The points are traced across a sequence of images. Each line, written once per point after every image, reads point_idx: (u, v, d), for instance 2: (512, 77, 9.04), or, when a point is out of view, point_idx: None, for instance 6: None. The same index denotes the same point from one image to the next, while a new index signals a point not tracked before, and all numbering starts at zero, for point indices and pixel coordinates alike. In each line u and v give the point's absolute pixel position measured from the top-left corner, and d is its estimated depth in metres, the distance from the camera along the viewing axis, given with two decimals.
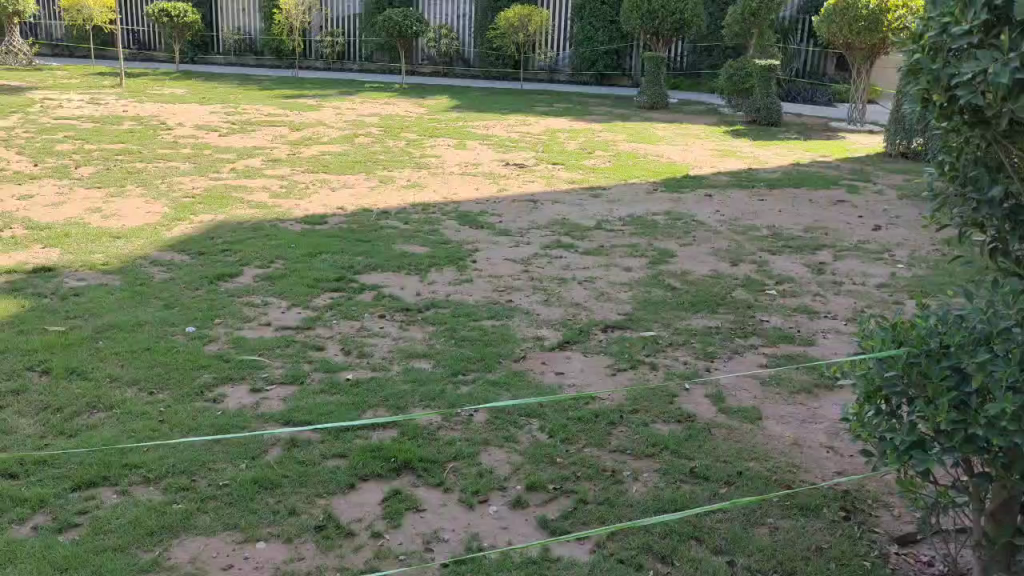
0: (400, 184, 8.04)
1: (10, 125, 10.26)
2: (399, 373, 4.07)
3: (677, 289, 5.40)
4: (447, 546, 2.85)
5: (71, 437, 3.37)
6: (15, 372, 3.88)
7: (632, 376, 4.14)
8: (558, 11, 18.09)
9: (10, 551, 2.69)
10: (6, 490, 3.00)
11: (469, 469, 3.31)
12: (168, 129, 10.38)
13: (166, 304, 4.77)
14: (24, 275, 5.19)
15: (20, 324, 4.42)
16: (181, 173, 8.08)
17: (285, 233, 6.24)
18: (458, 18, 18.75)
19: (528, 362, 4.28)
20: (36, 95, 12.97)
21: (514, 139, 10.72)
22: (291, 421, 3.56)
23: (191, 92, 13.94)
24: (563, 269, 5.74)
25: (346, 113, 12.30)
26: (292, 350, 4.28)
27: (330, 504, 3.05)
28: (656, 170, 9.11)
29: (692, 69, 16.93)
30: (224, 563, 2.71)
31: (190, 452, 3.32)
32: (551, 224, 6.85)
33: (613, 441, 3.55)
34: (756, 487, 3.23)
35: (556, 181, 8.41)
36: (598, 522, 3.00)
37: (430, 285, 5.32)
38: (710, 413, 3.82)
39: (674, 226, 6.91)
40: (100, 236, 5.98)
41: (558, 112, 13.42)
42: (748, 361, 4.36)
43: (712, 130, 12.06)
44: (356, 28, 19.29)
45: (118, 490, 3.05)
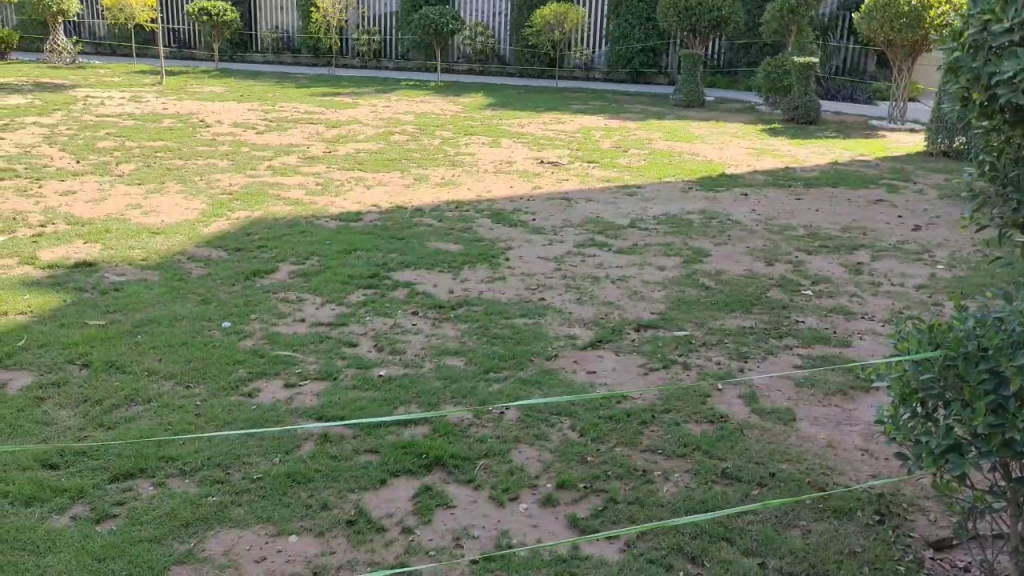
0: (434, 182, 8.07)
1: (54, 123, 10.46)
2: (431, 370, 4.10)
3: (712, 289, 5.36)
4: (477, 543, 2.86)
5: (110, 429, 3.43)
6: (57, 366, 3.95)
7: (665, 376, 4.12)
8: (594, 9, 18.05)
9: (50, 540, 2.75)
10: (46, 480, 3.06)
11: (501, 467, 3.32)
12: (206, 126, 10.51)
13: (203, 299, 4.84)
14: (66, 270, 5.29)
15: (62, 318, 4.51)
16: (219, 171, 8.18)
17: (321, 230, 6.31)
18: (494, 16, 18.78)
19: (561, 361, 4.28)
20: (79, 93, 13.21)
21: (549, 137, 10.70)
22: (325, 416, 3.60)
23: (230, 91, 14.11)
24: (596, 268, 5.72)
25: (382, 111, 12.37)
26: (326, 346, 4.31)
27: (361, 499, 3.07)
28: (691, 169, 9.05)
29: (730, 67, 16.80)
30: (257, 556, 2.74)
31: (225, 445, 3.37)
32: (585, 222, 6.84)
33: (645, 441, 3.54)
34: (791, 489, 3.20)
35: (591, 180, 8.40)
36: (628, 521, 2.99)
37: (464, 282, 5.34)
38: (743, 413, 3.80)
39: (709, 225, 6.86)
40: (140, 232, 6.08)
41: (592, 110, 13.37)
42: (782, 362, 4.33)
43: (749, 128, 11.95)
44: (393, 26, 19.39)
45: (155, 482, 3.10)
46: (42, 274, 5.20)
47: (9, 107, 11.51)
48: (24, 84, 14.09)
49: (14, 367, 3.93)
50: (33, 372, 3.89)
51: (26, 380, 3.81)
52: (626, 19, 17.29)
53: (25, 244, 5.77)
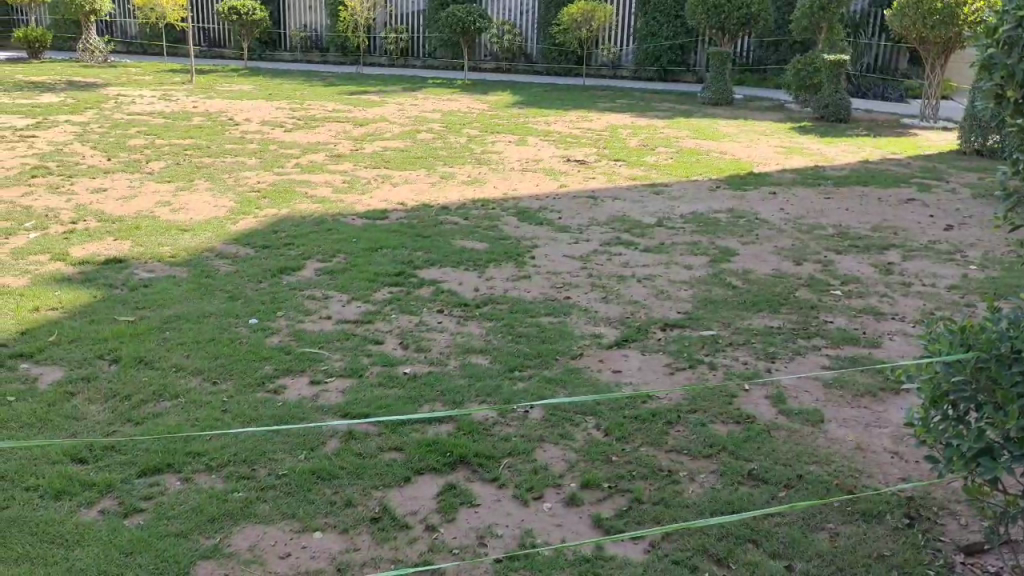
0: (461, 180, 8.07)
1: (86, 121, 10.59)
2: (456, 369, 4.09)
3: (738, 288, 5.32)
4: (501, 542, 2.85)
5: (138, 425, 3.46)
6: (87, 361, 4.00)
7: (690, 376, 4.10)
8: (622, 6, 17.99)
9: (78, 534, 2.78)
10: (75, 474, 3.10)
11: (525, 465, 3.31)
12: (236, 125, 10.60)
13: (230, 296, 4.87)
14: (96, 266, 5.34)
15: (92, 314, 4.55)
16: (247, 168, 8.24)
17: (347, 228, 6.33)
18: (522, 14, 18.76)
19: (586, 360, 4.26)
20: (111, 92, 13.38)
21: (576, 135, 10.67)
22: (350, 414, 3.61)
23: (259, 89, 14.21)
24: (622, 267, 5.69)
25: (408, 110, 12.40)
26: (352, 343, 4.33)
27: (386, 497, 3.08)
28: (719, 168, 8.98)
29: (759, 66, 16.66)
30: (282, 552, 2.76)
31: (251, 442, 3.38)
32: (612, 221, 6.81)
33: (670, 441, 3.51)
34: (819, 492, 3.16)
35: (617, 178, 8.37)
36: (654, 521, 2.97)
37: (489, 281, 5.34)
38: (770, 414, 3.76)
39: (736, 224, 6.80)
40: (170, 229, 6.14)
41: (620, 108, 13.32)
42: (810, 362, 4.28)
43: (778, 126, 11.84)
44: (420, 25, 19.43)
45: (182, 477, 3.13)
46: (73, 271, 5.26)
47: (43, 105, 11.66)
48: (57, 83, 14.27)
49: (45, 363, 3.98)
50: (64, 367, 3.94)
51: (57, 376, 3.86)
52: (654, 17, 17.20)
53: (57, 240, 5.84)
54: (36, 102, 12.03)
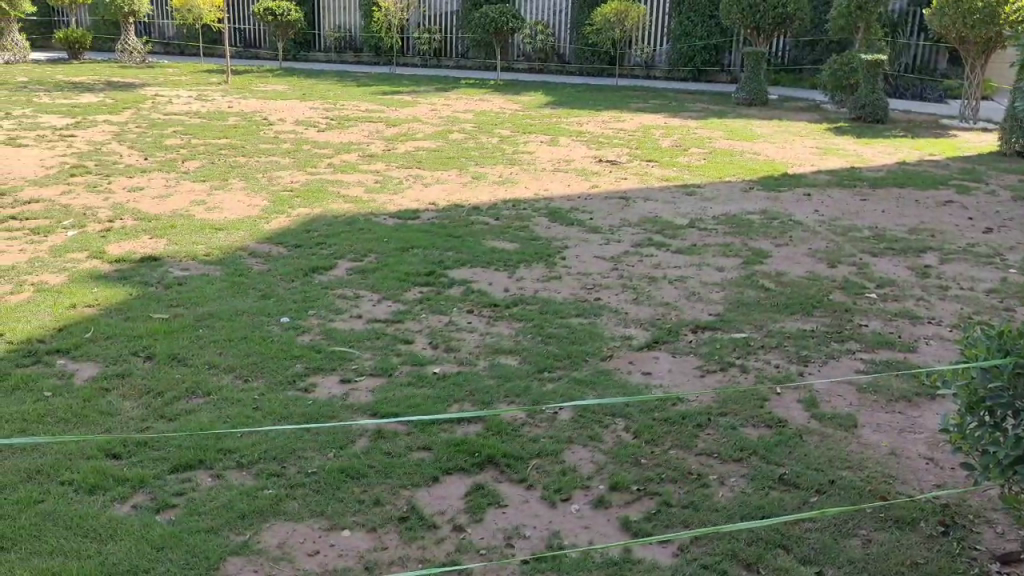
0: (493, 180, 8.07)
1: (124, 120, 10.74)
2: (486, 369, 4.09)
3: (771, 290, 5.27)
4: (529, 543, 2.85)
5: (171, 421, 3.50)
6: (122, 357, 4.06)
7: (721, 379, 4.06)
8: (656, 6, 17.90)
9: (111, 528, 2.82)
10: (109, 469, 3.14)
11: (553, 467, 3.30)
12: (270, 125, 10.68)
13: (263, 295, 4.92)
14: (132, 264, 5.42)
15: (128, 312, 4.62)
16: (281, 168, 8.32)
17: (378, 227, 6.37)
18: (555, 14, 18.74)
19: (615, 361, 4.24)
20: (149, 92, 13.55)
21: (609, 135, 10.64)
22: (379, 413, 3.63)
23: (293, 89, 14.32)
24: (652, 268, 5.67)
25: (441, 110, 12.43)
26: (382, 342, 4.35)
27: (414, 496, 3.09)
28: (753, 168, 8.90)
29: (794, 65, 16.50)
30: (310, 549, 2.77)
31: (281, 439, 3.41)
32: (643, 221, 6.78)
33: (700, 444, 3.49)
34: (851, 497, 3.12)
35: (650, 178, 8.32)
36: (684, 525, 2.95)
37: (519, 281, 5.33)
38: (802, 418, 3.71)
39: (770, 225, 6.74)
40: (204, 228, 6.21)
41: (653, 108, 13.24)
42: (843, 367, 4.22)
43: (814, 127, 11.71)
44: (454, 25, 19.47)
45: (213, 473, 3.17)
46: (109, 268, 5.34)
47: (83, 105, 11.86)
48: (97, 83, 14.51)
49: (82, 359, 4.04)
50: (100, 364, 4.00)
51: (93, 372, 3.92)
52: (688, 17, 17.10)
53: (94, 238, 5.93)
54: (76, 101, 12.23)
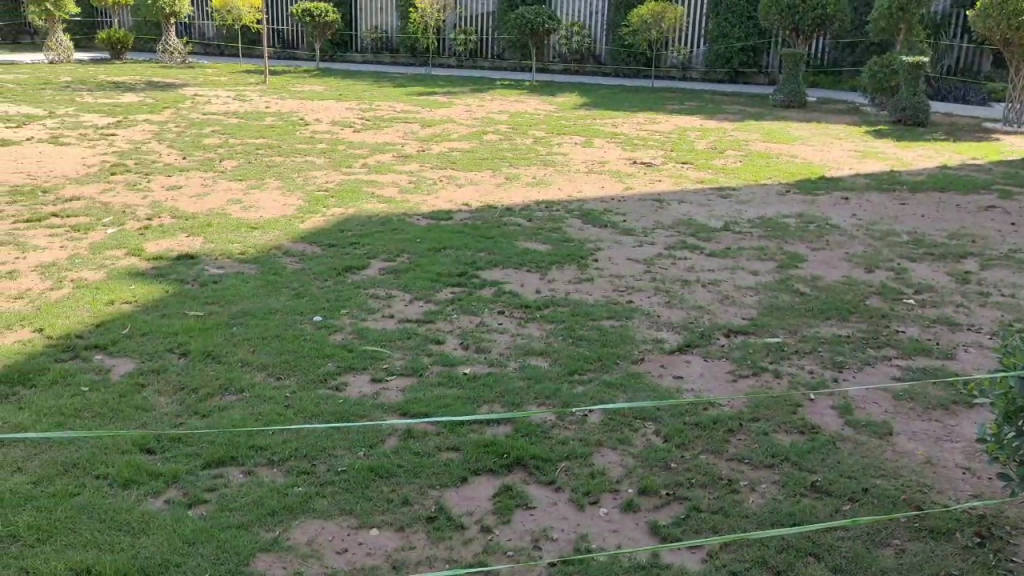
0: (527, 181, 8.08)
1: (163, 120, 10.90)
2: (516, 370, 4.09)
3: (807, 295, 5.21)
4: (557, 545, 2.84)
5: (204, 417, 3.55)
6: (157, 353, 4.12)
7: (753, 384, 4.03)
8: (694, 7, 17.78)
9: (144, 522, 2.85)
10: (143, 464, 3.19)
11: (583, 469, 3.29)
12: (307, 125, 10.77)
13: (297, 294, 4.96)
14: (168, 262, 5.50)
15: (164, 309, 4.68)
16: (316, 167, 8.39)
17: (411, 227, 6.40)
18: (592, 15, 18.69)
19: (647, 364, 4.22)
20: (188, 92, 13.74)
21: (644, 137, 10.60)
22: (409, 412, 3.64)
23: (330, 89, 14.43)
24: (686, 271, 5.63)
25: (476, 111, 12.46)
26: (413, 342, 4.37)
27: (442, 496, 3.09)
28: (790, 171, 8.80)
29: (834, 67, 16.29)
30: (339, 547, 2.79)
31: (311, 438, 3.43)
32: (677, 223, 6.74)
33: (731, 449, 3.46)
34: (884, 506, 3.07)
35: (685, 181, 8.28)
36: (712, 531, 2.93)
37: (551, 282, 5.33)
38: (836, 425, 3.66)
39: (806, 229, 6.67)
40: (240, 226, 6.27)
41: (688, 110, 13.15)
42: (879, 373, 4.16)
43: (853, 130, 11.55)
44: (490, 26, 19.48)
45: (245, 470, 3.20)
46: (147, 266, 5.42)
47: (124, 105, 12.06)
48: (137, 83, 14.75)
49: (118, 354, 4.11)
50: (135, 360, 4.06)
51: (129, 368, 3.97)
52: (726, 18, 16.95)
53: (133, 236, 6.02)
54: (118, 101, 12.45)
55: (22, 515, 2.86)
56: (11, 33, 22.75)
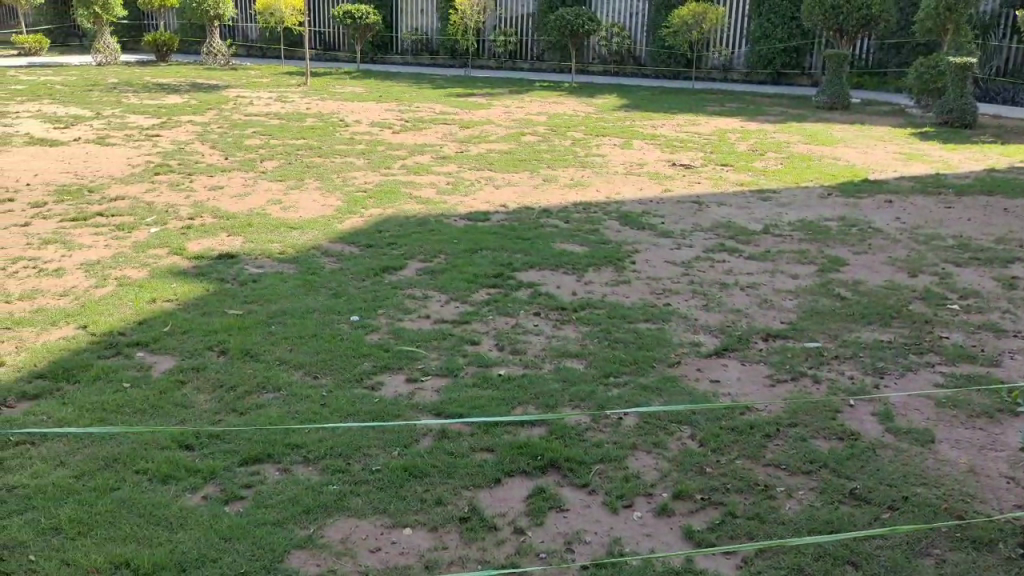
0: (564, 183, 8.06)
1: (206, 121, 11.05)
2: (552, 371, 4.09)
3: (847, 299, 5.14)
4: (589, 548, 2.83)
5: (242, 414, 3.59)
6: (197, 351, 4.17)
7: (792, 389, 3.98)
8: (736, 8, 17.62)
9: (182, 517, 2.90)
10: (181, 460, 3.23)
11: (617, 472, 3.28)
12: (346, 126, 10.85)
13: (335, 293, 5.00)
14: (209, 261, 5.57)
15: (204, 306, 4.75)
16: (356, 168, 8.45)
17: (448, 228, 6.42)
18: (632, 16, 18.61)
19: (683, 367, 4.19)
20: (231, 93, 13.93)
21: (684, 139, 10.53)
22: (443, 413, 3.65)
23: (370, 91, 14.55)
24: (724, 274, 5.58)
25: (515, 112, 12.48)
26: (449, 342, 4.38)
27: (475, 497, 3.10)
28: (832, 174, 8.69)
29: (879, 67, 16.04)
30: (372, 545, 2.81)
31: (346, 436, 3.45)
32: (717, 226, 6.68)
33: (768, 454, 3.42)
34: (925, 515, 3.02)
35: (724, 183, 8.21)
36: (748, 537, 2.89)
37: (588, 284, 5.31)
38: (876, 432, 3.60)
39: (848, 232, 6.58)
40: (280, 226, 6.34)
41: (729, 111, 13.04)
42: (921, 379, 4.09)
43: (897, 132, 11.36)
44: (530, 28, 19.48)
45: (281, 467, 3.23)
46: (188, 264, 5.50)
47: (169, 105, 12.26)
48: (182, 84, 15.01)
49: (159, 351, 4.17)
50: (175, 357, 4.12)
51: (169, 365, 4.04)
52: (768, 19, 16.75)
53: (175, 235, 6.11)
54: (163, 102, 12.66)
55: (64, 508, 2.92)
56: (60, 36, 23.23)
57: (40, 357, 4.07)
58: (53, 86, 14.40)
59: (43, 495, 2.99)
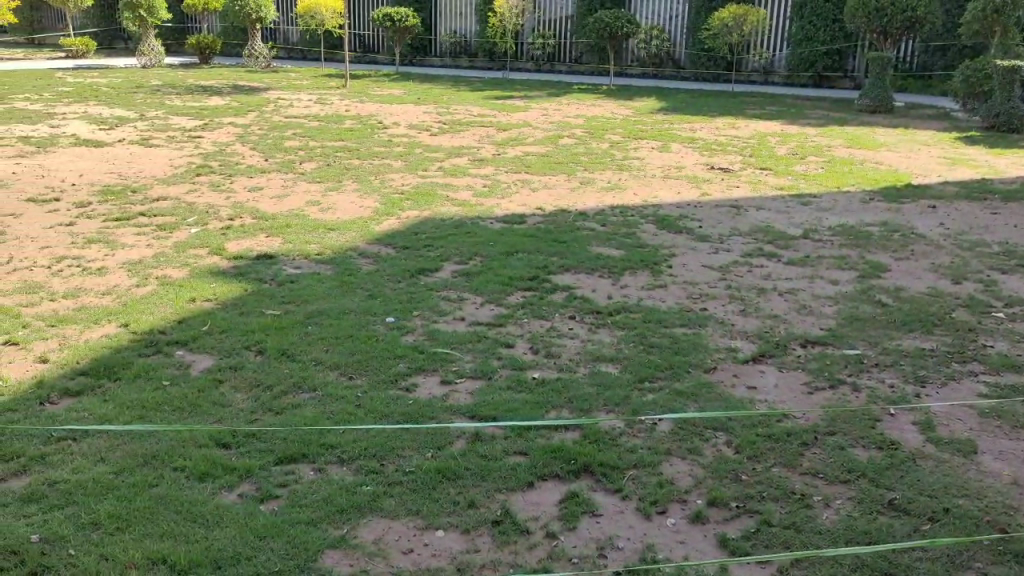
0: (601, 186, 8.03)
1: (246, 123, 11.18)
2: (586, 375, 4.07)
3: (888, 306, 5.05)
4: (622, 554, 2.81)
5: (277, 414, 3.62)
6: (235, 351, 4.22)
7: (831, 397, 3.92)
8: (777, 10, 17.44)
9: (218, 514, 2.93)
10: (219, 458, 3.27)
11: (651, 478, 3.26)
12: (384, 128, 10.92)
13: (371, 294, 5.03)
14: (248, 261, 5.63)
15: (242, 306, 4.80)
16: (393, 170, 8.49)
17: (484, 231, 6.42)
18: (671, 18, 18.52)
19: (720, 373, 4.15)
20: (272, 95, 14.08)
21: (722, 142, 10.44)
22: (478, 415, 3.66)
23: (408, 93, 14.64)
24: (762, 279, 5.52)
25: (553, 115, 12.46)
26: (483, 345, 4.38)
27: (509, 500, 3.09)
28: (873, 178, 8.56)
29: (923, 70, 15.79)
30: (405, 547, 2.81)
31: (380, 436, 3.47)
32: (755, 230, 6.62)
33: (805, 462, 3.38)
34: (966, 528, 2.96)
35: (763, 187, 8.12)
36: (783, 546, 2.85)
37: (624, 288, 5.29)
38: (916, 442, 3.54)
39: (890, 238, 6.47)
40: (317, 227, 6.40)
41: (769, 114, 12.90)
42: (964, 389, 4.01)
43: (942, 136, 11.16)
44: (568, 31, 19.41)
45: (316, 467, 3.26)
46: (228, 264, 5.57)
47: (211, 107, 12.44)
48: (224, 86, 15.22)
49: (198, 350, 4.23)
50: (213, 356, 4.17)
51: (208, 364, 4.09)
52: (810, 21, 16.55)
53: (215, 235, 6.20)
54: (205, 104, 12.84)
55: (103, 504, 2.96)
56: (106, 39, 23.67)
57: (83, 354, 4.14)
58: (99, 87, 14.67)
59: (82, 491, 3.03)
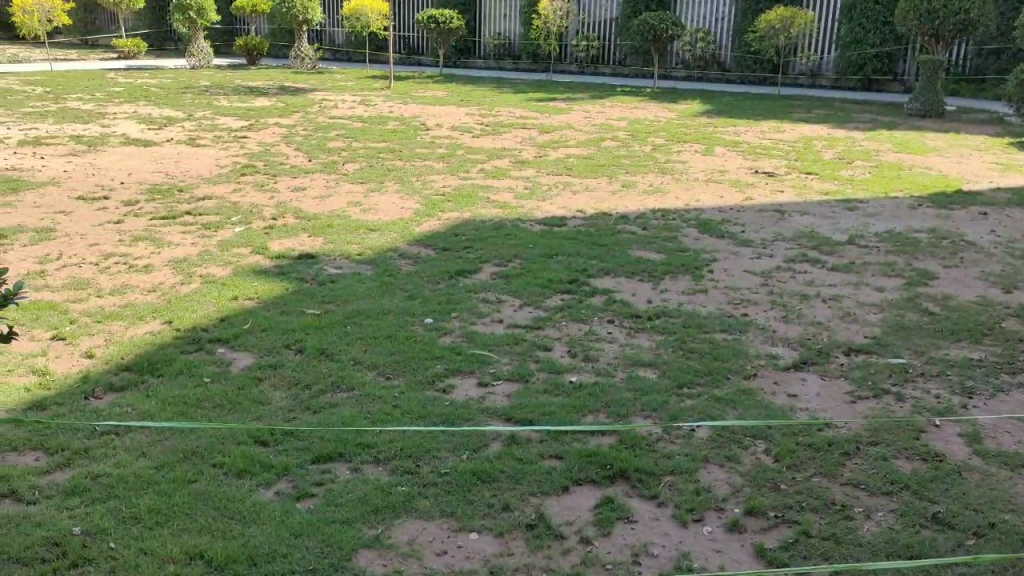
0: (642, 189, 7.98)
1: (291, 123, 11.31)
2: (623, 380, 4.04)
3: (935, 315, 4.94)
4: (657, 561, 2.78)
5: (315, 413, 3.65)
6: (275, 349, 4.27)
7: (874, 406, 3.84)
8: (826, 12, 17.19)
9: (255, 511, 2.96)
10: (257, 455, 3.30)
11: (687, 485, 3.22)
12: (427, 129, 10.97)
13: (409, 294, 5.06)
14: (290, 261, 5.69)
15: (284, 305, 4.85)
16: (435, 172, 8.52)
17: (524, 233, 6.42)
18: (717, 20, 18.36)
19: (760, 380, 4.09)
20: (317, 96, 14.25)
21: (767, 145, 10.32)
22: (513, 418, 3.65)
23: (451, 94, 14.71)
24: (806, 285, 5.44)
25: (596, 116, 12.43)
26: (521, 347, 4.37)
27: (543, 504, 3.08)
28: (922, 184, 8.40)
29: (976, 74, 15.45)
30: (438, 548, 2.82)
31: (415, 438, 3.47)
32: (799, 236, 6.52)
33: (846, 473, 3.31)
34: (1012, 544, 2.88)
35: (808, 191, 8.00)
36: (822, 557, 2.80)
37: (664, 292, 5.24)
38: (963, 454, 3.45)
39: (938, 245, 6.33)
40: (359, 228, 6.44)
41: (816, 118, 12.73)
42: (1013, 401, 3.90)
43: (994, 141, 10.90)
44: (612, 33, 19.36)
45: (352, 466, 3.27)
46: (270, 263, 5.64)
47: (257, 108, 12.61)
48: (271, 87, 15.44)
49: (238, 348, 4.28)
50: (254, 354, 4.22)
51: (248, 362, 4.14)
52: (859, 23, 16.29)
53: (258, 234, 6.27)
54: (251, 104, 13.02)
55: (144, 498, 3.01)
56: (157, 39, 24.14)
57: (128, 350, 4.22)
58: (149, 88, 14.96)
59: (124, 485, 3.08)
